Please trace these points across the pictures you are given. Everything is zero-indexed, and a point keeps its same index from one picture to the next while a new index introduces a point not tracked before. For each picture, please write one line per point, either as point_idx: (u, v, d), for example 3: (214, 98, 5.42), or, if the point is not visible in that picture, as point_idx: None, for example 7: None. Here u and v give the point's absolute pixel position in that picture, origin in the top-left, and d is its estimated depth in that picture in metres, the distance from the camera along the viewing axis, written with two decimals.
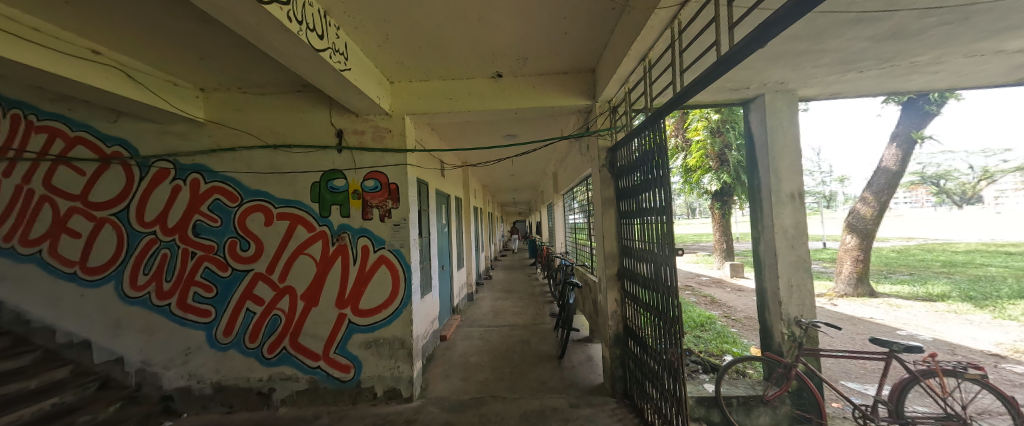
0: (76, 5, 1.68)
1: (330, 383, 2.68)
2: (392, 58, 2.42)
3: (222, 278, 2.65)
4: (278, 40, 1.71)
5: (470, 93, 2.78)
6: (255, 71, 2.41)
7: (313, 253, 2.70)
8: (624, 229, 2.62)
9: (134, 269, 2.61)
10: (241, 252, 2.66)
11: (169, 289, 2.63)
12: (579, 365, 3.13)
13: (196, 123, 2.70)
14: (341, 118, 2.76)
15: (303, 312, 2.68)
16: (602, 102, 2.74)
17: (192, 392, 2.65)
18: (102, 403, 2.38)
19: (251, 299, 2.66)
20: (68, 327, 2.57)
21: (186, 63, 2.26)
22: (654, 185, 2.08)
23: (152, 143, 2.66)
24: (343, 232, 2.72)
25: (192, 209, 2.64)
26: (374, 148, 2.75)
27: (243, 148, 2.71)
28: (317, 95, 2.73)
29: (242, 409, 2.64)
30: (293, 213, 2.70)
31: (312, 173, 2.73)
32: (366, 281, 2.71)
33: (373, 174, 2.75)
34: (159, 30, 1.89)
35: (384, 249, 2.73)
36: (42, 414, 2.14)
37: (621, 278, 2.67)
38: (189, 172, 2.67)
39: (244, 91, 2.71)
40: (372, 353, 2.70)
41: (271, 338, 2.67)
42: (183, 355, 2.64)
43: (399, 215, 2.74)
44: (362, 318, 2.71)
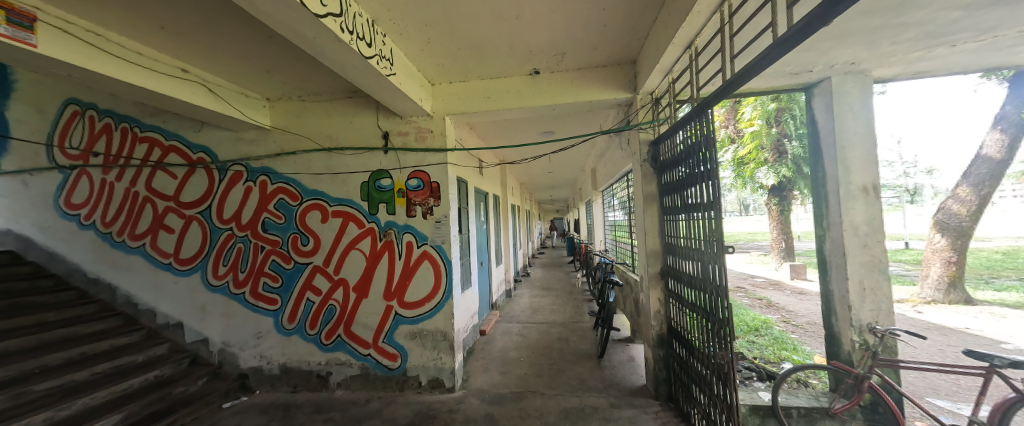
0: (170, 30, 1.94)
1: (379, 371, 2.86)
2: (433, 61, 2.52)
3: (286, 270, 2.93)
4: (332, 50, 1.84)
5: (508, 92, 2.82)
6: (312, 80, 2.62)
7: (364, 248, 2.89)
8: (667, 226, 2.52)
9: (215, 261, 2.96)
10: (302, 246, 2.92)
11: (243, 279, 2.95)
12: (620, 366, 3.05)
13: (264, 130, 3.00)
14: (387, 120, 2.92)
15: (355, 302, 2.89)
16: (644, 95, 2.64)
17: (262, 372, 2.94)
18: (192, 376, 2.73)
19: (311, 289, 2.92)
20: (166, 310, 2.99)
21: (256, 76, 2.52)
22: (701, 180, 1.99)
23: (228, 149, 2.99)
24: (390, 229, 2.89)
25: (261, 208, 2.95)
26: (417, 148, 2.89)
27: (303, 151, 2.96)
28: (365, 101, 2.92)
29: (304, 390, 2.90)
30: (346, 211, 2.91)
31: (362, 173, 2.92)
32: (411, 276, 2.86)
33: (416, 173, 2.89)
34: (234, 49, 2.13)
35: (427, 245, 2.86)
36: (148, 383, 2.54)
37: (664, 277, 2.56)
38: (258, 174, 2.97)
39: (303, 99, 2.97)
40: (416, 344, 2.85)
41: (328, 325, 2.90)
42: (255, 338, 2.95)
43: (440, 213, 2.86)
44: (407, 310, 2.86)
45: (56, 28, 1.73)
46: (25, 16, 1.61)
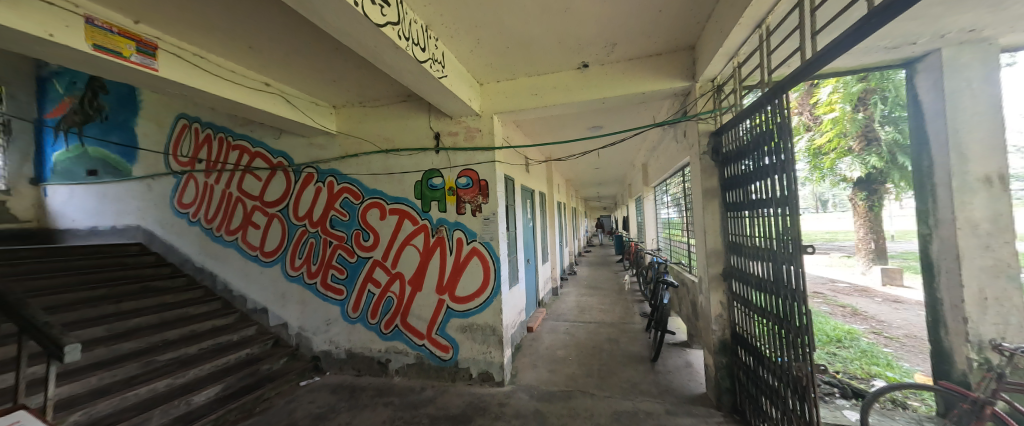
0: (256, 50, 2.19)
1: (433, 361, 3.00)
2: (482, 61, 2.57)
3: (350, 263, 3.18)
4: (391, 57, 1.95)
5: (555, 88, 2.79)
6: (372, 86, 2.80)
7: (418, 244, 3.04)
8: (731, 224, 2.33)
9: (292, 254, 3.31)
10: (364, 242, 3.15)
11: (315, 271, 3.26)
12: (675, 371, 2.89)
13: (330, 135, 3.27)
14: (438, 121, 3.04)
15: (410, 295, 3.06)
16: (704, 82, 2.46)
17: (331, 356, 3.23)
18: (275, 356, 3.09)
19: (371, 281, 3.14)
20: (253, 296, 3.40)
21: (324, 86, 2.76)
22: (772, 173, 1.81)
23: (301, 153, 3.32)
24: (441, 225, 3.01)
25: (329, 206, 3.23)
26: (467, 147, 2.97)
27: (363, 153, 3.19)
28: (419, 104, 3.06)
29: (367, 374, 3.13)
30: (402, 209, 3.09)
31: (415, 172, 3.07)
32: (461, 271, 2.96)
33: (466, 172, 2.98)
34: (306, 62, 2.35)
35: (476, 241, 2.94)
36: (241, 359, 2.93)
37: (727, 279, 2.37)
38: (326, 176, 3.25)
39: (363, 105, 3.19)
40: (467, 337, 2.94)
41: (387, 315, 3.11)
42: (325, 325, 3.24)
43: (489, 210, 2.92)
44: (459, 304, 2.96)
45: (173, 54, 2.03)
46: (150, 46, 1.91)
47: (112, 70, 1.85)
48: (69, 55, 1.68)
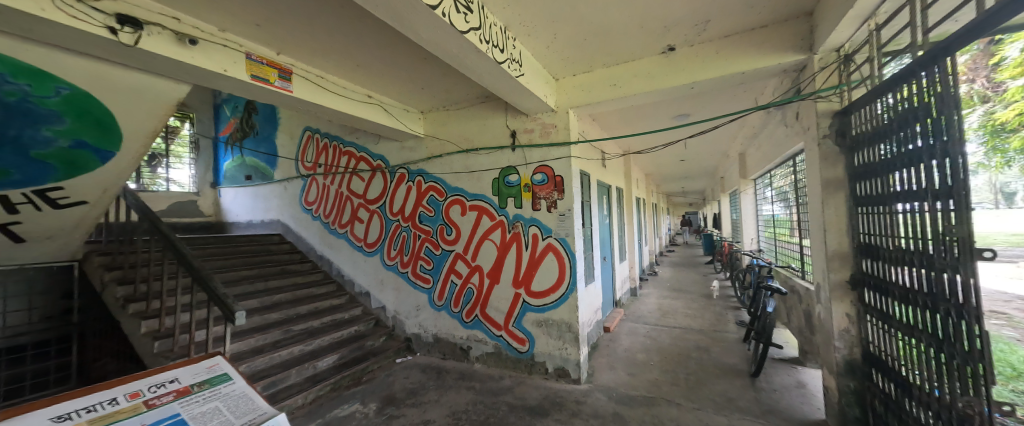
0: (361, 67, 2.52)
1: (511, 352, 3.11)
2: (559, 55, 2.55)
3: (435, 255, 3.46)
4: (473, 60, 2.06)
5: (636, 76, 2.63)
6: (455, 90, 3.00)
7: (495, 239, 3.17)
8: (862, 221, 1.93)
9: (388, 245, 3.74)
10: (447, 236, 3.40)
11: (406, 261, 3.64)
12: (783, 391, 2.51)
13: (419, 138, 3.60)
14: (514, 120, 3.11)
15: (489, 287, 3.21)
16: (825, 53, 2.07)
17: (421, 338, 3.57)
18: (377, 334, 3.54)
19: (454, 273, 3.38)
20: (359, 281, 3.94)
21: (414, 93, 3.04)
22: (927, 158, 1.45)
23: (395, 156, 3.72)
24: (517, 221, 3.09)
25: (418, 203, 3.57)
26: (542, 144, 2.98)
27: (447, 154, 3.43)
28: (496, 104, 3.18)
29: (451, 358, 3.39)
30: (481, 205, 3.25)
31: (493, 170, 3.20)
32: (537, 266, 3.01)
33: (541, 168, 3.00)
34: (400, 73, 2.62)
35: (552, 237, 2.95)
36: (351, 335, 3.42)
37: (857, 287, 1.97)
38: (416, 175, 3.59)
39: (447, 109, 3.44)
40: (543, 332, 2.98)
41: (468, 305, 3.31)
42: (415, 310, 3.59)
43: (564, 206, 2.90)
44: (534, 298, 3.02)
45: (302, 77, 2.44)
46: (287, 72, 2.32)
47: (262, 94, 2.31)
48: (235, 84, 2.14)
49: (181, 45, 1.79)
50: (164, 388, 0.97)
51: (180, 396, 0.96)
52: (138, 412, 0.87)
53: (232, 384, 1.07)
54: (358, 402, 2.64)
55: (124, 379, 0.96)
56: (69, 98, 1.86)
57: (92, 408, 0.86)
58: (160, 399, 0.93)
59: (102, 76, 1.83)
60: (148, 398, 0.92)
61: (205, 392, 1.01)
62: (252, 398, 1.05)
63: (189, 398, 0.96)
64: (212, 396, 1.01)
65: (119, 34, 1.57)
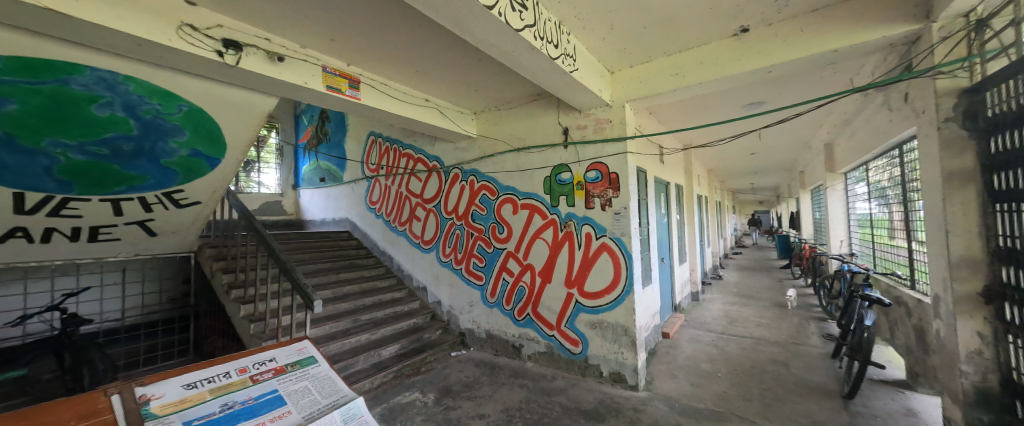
0: (419, 72, 2.63)
1: (563, 352, 3.06)
2: (615, 47, 2.44)
3: (488, 253, 3.53)
4: (527, 58, 2.05)
5: (702, 63, 2.41)
6: (507, 90, 3.02)
7: (547, 237, 3.14)
8: (1001, 221, 1.58)
9: (443, 242, 3.90)
10: (499, 234, 3.44)
11: (460, 258, 3.75)
12: (886, 418, 2.16)
13: (472, 139, 3.69)
14: (567, 116, 3.05)
15: (541, 286, 3.19)
16: (948, 19, 1.72)
17: (474, 334, 3.67)
18: (433, 327, 3.70)
19: (506, 271, 3.42)
20: (417, 276, 4.15)
21: (467, 94, 3.13)
22: None
23: (450, 157, 3.86)
24: (570, 220, 3.03)
25: (471, 202, 3.66)
26: (596, 140, 2.89)
27: (499, 153, 3.47)
28: (548, 101, 3.15)
29: (503, 355, 3.43)
30: (532, 204, 3.24)
31: (545, 168, 3.17)
32: (590, 266, 2.92)
33: (595, 165, 2.91)
34: (455, 75, 2.70)
35: (606, 236, 2.85)
36: (410, 327, 3.61)
37: (993, 301, 1.62)
38: (469, 175, 3.69)
39: (499, 109, 3.48)
40: (597, 334, 2.89)
41: (520, 303, 3.33)
42: (468, 306, 3.70)
43: (620, 204, 2.78)
44: (588, 299, 2.94)
45: (369, 85, 2.62)
46: (356, 81, 2.51)
47: (335, 102, 2.52)
48: (313, 95, 2.36)
49: (270, 63, 2.01)
50: (265, 366, 1.09)
51: (277, 374, 1.07)
52: (245, 386, 0.99)
53: (319, 366, 1.17)
54: (418, 391, 2.78)
55: (233, 357, 1.09)
56: (190, 114, 2.19)
57: (211, 379, 0.98)
58: (262, 375, 1.05)
59: (211, 93, 2.13)
60: (253, 373, 1.04)
61: (297, 372, 1.12)
62: (335, 380, 1.14)
63: (285, 376, 1.07)
64: (302, 376, 1.11)
65: (224, 57, 1.81)
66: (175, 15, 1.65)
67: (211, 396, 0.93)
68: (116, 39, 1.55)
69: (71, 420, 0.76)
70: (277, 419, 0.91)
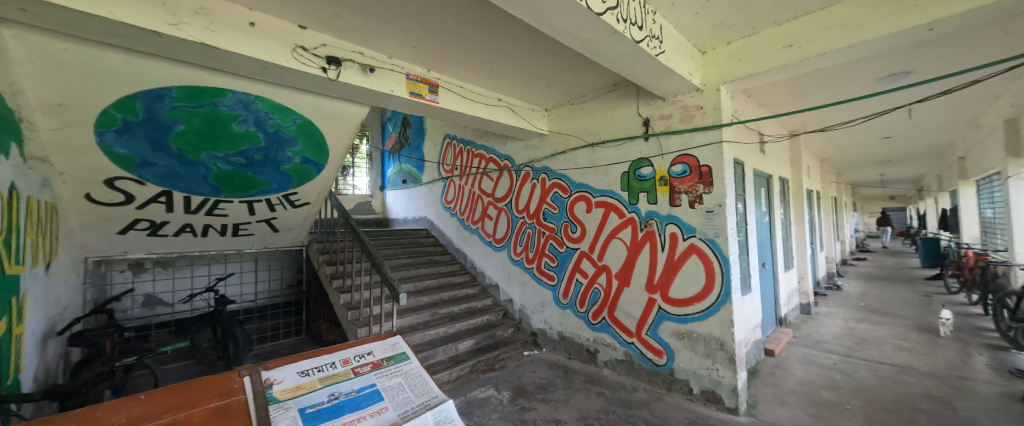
0: (494, 72, 2.65)
1: (645, 363, 2.83)
2: (710, 22, 2.13)
3: (560, 252, 3.43)
4: (607, 45, 1.90)
5: (827, 28, 1.95)
6: (581, 82, 2.89)
7: (625, 238, 2.93)
8: None
9: (514, 241, 3.91)
10: (572, 233, 3.32)
11: (532, 257, 3.72)
12: None
13: (543, 136, 3.64)
14: (647, 106, 2.81)
15: (618, 290, 2.99)
16: None
17: (546, 334, 3.60)
18: (505, 325, 3.73)
19: (579, 271, 3.28)
20: (489, 273, 4.24)
21: (540, 90, 3.07)
22: None
23: (521, 155, 3.85)
24: (651, 219, 2.78)
25: (542, 200, 3.60)
26: (684, 130, 2.59)
27: (572, 149, 3.35)
28: (626, 91, 2.93)
29: (577, 359, 3.31)
30: (608, 201, 3.06)
31: (623, 163, 2.96)
32: (676, 270, 2.64)
33: (682, 158, 2.62)
34: (528, 72, 2.66)
35: (695, 237, 2.55)
36: (483, 323, 3.70)
37: None
38: (540, 173, 3.64)
39: (571, 103, 3.36)
40: (685, 346, 2.60)
41: (595, 306, 3.17)
42: (540, 306, 3.65)
43: (713, 200, 2.45)
44: (673, 306, 2.66)
45: (446, 88, 2.72)
46: (435, 85, 2.63)
47: (417, 107, 2.68)
48: (398, 102, 2.53)
49: (362, 75, 2.20)
50: (364, 359, 1.14)
51: (374, 369, 1.10)
52: (348, 377, 1.04)
53: (410, 363, 1.18)
54: (493, 387, 2.82)
55: (339, 347, 1.17)
56: (301, 126, 2.51)
57: (321, 368, 1.05)
58: (362, 368, 1.09)
59: (317, 106, 2.42)
60: (355, 365, 1.08)
61: (392, 367, 1.15)
62: (425, 379, 1.15)
63: (382, 370, 1.10)
64: (396, 372, 1.13)
65: (327, 72, 2.02)
66: (290, 39, 1.90)
67: (321, 384, 0.99)
68: (248, 64, 1.83)
69: (216, 397, 0.88)
70: (374, 416, 0.93)
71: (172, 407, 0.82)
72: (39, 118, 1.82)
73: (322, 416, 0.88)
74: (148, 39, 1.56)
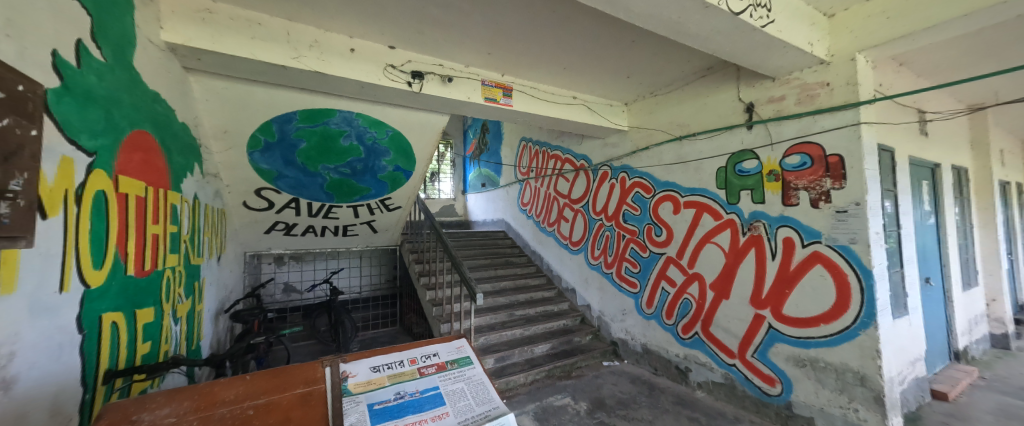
0: (568, 68, 2.56)
1: (751, 390, 2.41)
2: None
3: (643, 257, 3.15)
4: (697, 23, 1.67)
5: None
6: (666, 69, 2.62)
7: (722, 243, 2.55)
8: None
9: (592, 244, 3.74)
10: (656, 237, 3.02)
11: (611, 261, 3.50)
12: None
13: (623, 133, 3.41)
14: (751, 89, 2.41)
15: (714, 302, 2.62)
16: None
17: (628, 345, 3.35)
18: (583, 331, 3.58)
19: (665, 279, 2.97)
20: (565, 276, 4.13)
21: (618, 83, 2.88)
22: None
23: (599, 154, 3.67)
24: (757, 221, 2.35)
25: (622, 200, 3.37)
26: (801, 113, 2.14)
27: (655, 144, 3.05)
28: (723, 74, 2.57)
29: (664, 376, 2.99)
30: (700, 201, 2.70)
31: (719, 157, 2.58)
32: (792, 284, 2.18)
33: (799, 147, 2.16)
34: (603, 65, 2.51)
35: (820, 243, 2.07)
36: (559, 328, 3.61)
37: None
38: (620, 172, 3.41)
39: (655, 94, 3.08)
40: (808, 376, 2.14)
41: (685, 319, 2.82)
42: (621, 314, 3.40)
43: (847, 198, 1.96)
44: (788, 326, 2.21)
45: (520, 91, 2.72)
46: (509, 89, 2.65)
47: (493, 112, 2.74)
48: (475, 108, 2.63)
49: (441, 86, 2.33)
50: (430, 360, 1.07)
51: (437, 371, 1.02)
52: (414, 377, 0.98)
53: (475, 368, 1.05)
54: (569, 396, 2.72)
55: (408, 345, 1.12)
56: (393, 137, 2.79)
57: (390, 366, 1.02)
58: (427, 369, 1.02)
59: (405, 118, 2.66)
60: (420, 366, 1.02)
61: (456, 371, 1.05)
62: (489, 387, 1.00)
63: (445, 373, 1.01)
64: (459, 376, 1.02)
65: (412, 86, 2.20)
66: (382, 60, 2.12)
67: (389, 382, 0.95)
68: (349, 86, 2.10)
69: (302, 384, 0.89)
70: (435, 420, 0.84)
71: (267, 389, 0.86)
72: (212, 143, 2.36)
73: (385, 417, 0.83)
74: (278, 73, 1.89)
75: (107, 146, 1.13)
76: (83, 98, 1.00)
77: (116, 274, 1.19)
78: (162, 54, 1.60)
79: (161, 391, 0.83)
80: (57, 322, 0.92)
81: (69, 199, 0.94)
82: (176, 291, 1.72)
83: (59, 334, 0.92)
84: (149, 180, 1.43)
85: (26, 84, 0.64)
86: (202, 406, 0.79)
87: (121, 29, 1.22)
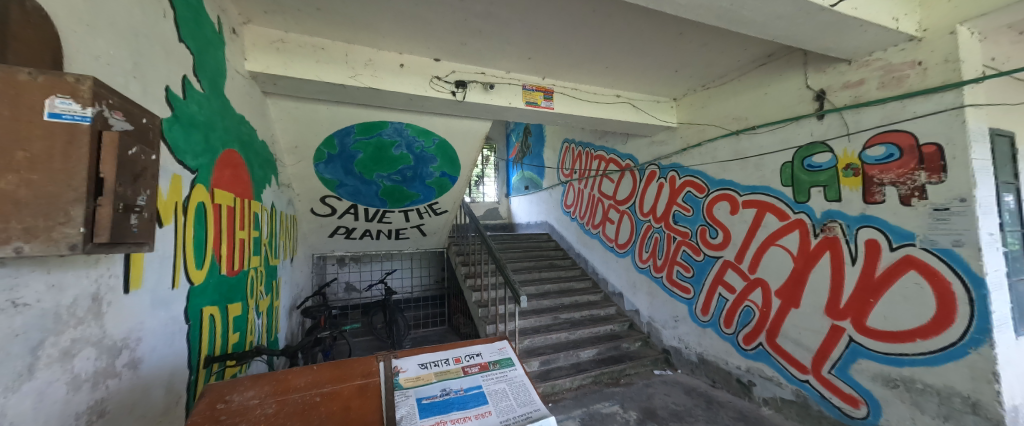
0: (611, 67, 2.50)
1: (829, 411, 2.15)
2: None
3: (697, 261, 2.95)
4: (753, 9, 1.54)
5: None
6: (718, 59, 2.45)
7: (790, 246, 2.31)
8: None
9: (640, 246, 3.58)
10: (711, 239, 2.82)
11: (661, 265, 3.33)
12: None
13: (672, 129, 3.23)
14: (821, 75, 2.16)
15: (781, 310, 2.38)
16: None
17: (682, 354, 3.14)
18: (631, 338, 3.43)
19: (723, 285, 2.75)
20: (612, 280, 3.99)
21: (665, 79, 2.75)
22: None
23: (645, 152, 3.52)
24: (832, 221, 2.10)
25: (672, 201, 3.20)
26: (884, 98, 1.88)
27: (709, 140, 2.86)
28: (787, 61, 2.34)
29: (725, 389, 2.77)
30: (761, 200, 2.47)
31: (783, 151, 2.34)
32: (879, 293, 1.91)
33: (882, 136, 1.89)
34: (648, 61, 2.41)
35: (912, 247, 1.79)
36: (605, 333, 3.50)
37: None
38: (669, 171, 3.24)
39: (707, 87, 2.89)
40: (902, 399, 1.86)
41: (747, 328, 2.59)
42: (673, 321, 3.21)
43: (948, 194, 1.67)
44: (875, 341, 1.93)
45: (562, 93, 2.71)
46: (550, 92, 2.65)
47: (534, 115, 2.76)
48: (517, 113, 2.66)
49: (484, 93, 2.40)
50: (474, 360, 1.11)
51: (479, 371, 1.05)
52: (458, 375, 1.02)
53: (516, 370, 1.07)
54: (618, 404, 2.63)
55: (453, 345, 1.18)
56: (439, 144, 2.93)
57: (437, 363, 1.07)
58: (471, 368, 1.06)
59: (450, 125, 2.79)
60: (464, 365, 1.07)
61: (498, 371, 1.07)
62: (531, 389, 1.01)
63: (488, 373, 1.04)
64: (501, 377, 1.04)
65: (456, 95, 2.30)
66: (428, 72, 2.24)
67: (436, 378, 1.01)
68: (399, 99, 2.25)
69: (360, 376, 0.97)
70: (478, 418, 0.87)
71: (331, 379, 0.95)
72: (286, 157, 2.67)
73: (433, 410, 0.88)
74: (338, 90, 2.09)
75: (205, 164, 1.33)
76: (187, 124, 1.20)
77: (212, 273, 1.40)
78: (246, 82, 1.84)
79: (247, 375, 0.96)
80: (170, 313, 1.10)
81: (178, 209, 1.12)
82: (258, 289, 1.96)
83: (172, 323, 1.11)
84: (237, 192, 1.65)
85: (149, 118, 0.76)
86: (279, 390, 0.90)
87: (215, 64, 1.43)
